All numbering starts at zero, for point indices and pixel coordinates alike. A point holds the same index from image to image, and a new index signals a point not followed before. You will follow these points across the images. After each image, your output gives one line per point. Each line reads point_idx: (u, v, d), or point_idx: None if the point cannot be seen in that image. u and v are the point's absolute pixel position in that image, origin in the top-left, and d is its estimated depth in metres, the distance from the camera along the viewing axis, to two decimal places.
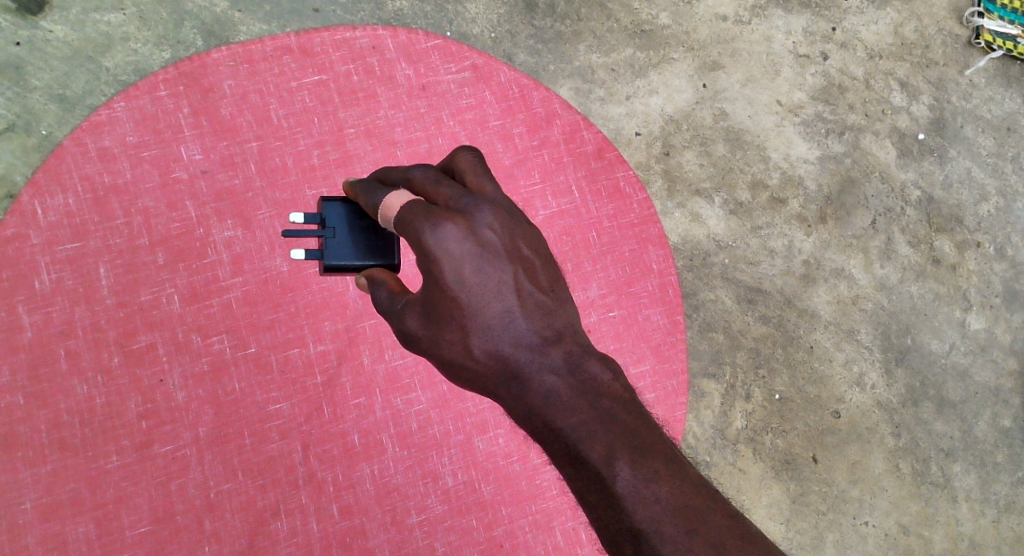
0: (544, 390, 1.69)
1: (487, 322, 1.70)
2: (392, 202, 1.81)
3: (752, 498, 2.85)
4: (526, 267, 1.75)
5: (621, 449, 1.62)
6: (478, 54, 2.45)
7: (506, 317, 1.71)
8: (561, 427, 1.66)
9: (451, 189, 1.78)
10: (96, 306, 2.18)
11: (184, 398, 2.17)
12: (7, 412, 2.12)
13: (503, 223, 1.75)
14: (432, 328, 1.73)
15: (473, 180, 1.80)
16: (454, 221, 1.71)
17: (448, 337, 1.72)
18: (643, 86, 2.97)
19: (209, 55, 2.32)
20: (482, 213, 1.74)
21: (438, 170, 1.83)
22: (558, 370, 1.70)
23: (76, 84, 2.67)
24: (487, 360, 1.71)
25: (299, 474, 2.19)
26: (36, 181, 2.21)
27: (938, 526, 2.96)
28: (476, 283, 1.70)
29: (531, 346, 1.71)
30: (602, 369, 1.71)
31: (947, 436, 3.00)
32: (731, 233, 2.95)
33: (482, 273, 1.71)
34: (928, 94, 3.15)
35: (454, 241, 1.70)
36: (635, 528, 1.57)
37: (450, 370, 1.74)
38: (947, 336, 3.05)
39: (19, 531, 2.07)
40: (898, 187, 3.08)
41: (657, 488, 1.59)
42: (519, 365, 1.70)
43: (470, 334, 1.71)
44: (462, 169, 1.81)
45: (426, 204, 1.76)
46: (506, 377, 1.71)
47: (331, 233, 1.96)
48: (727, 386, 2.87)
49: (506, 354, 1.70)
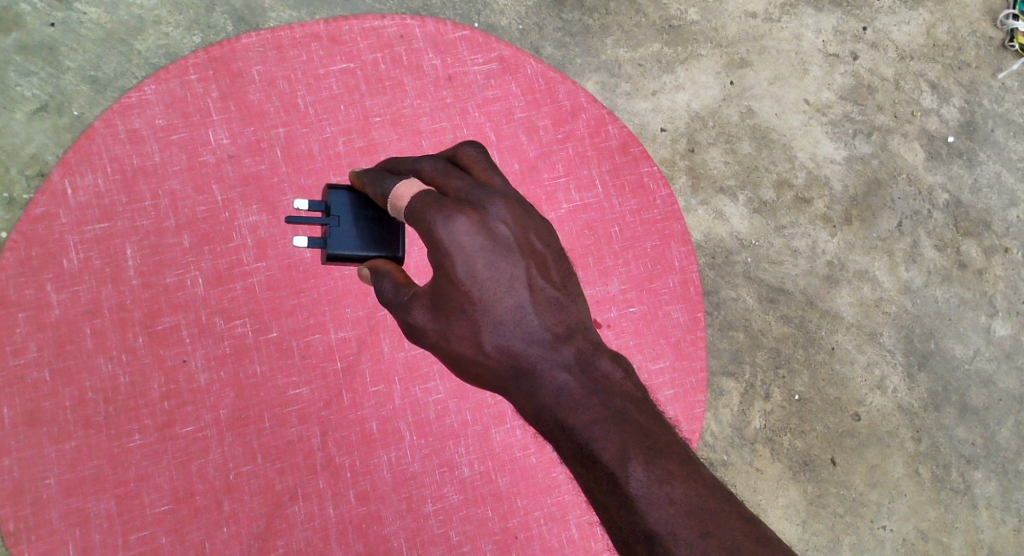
0: (555, 387, 1.70)
1: (498, 318, 1.72)
2: (402, 192, 1.79)
3: (768, 498, 2.84)
4: (538, 262, 1.76)
5: (634, 449, 1.63)
6: (505, 46, 2.45)
7: (518, 313, 1.72)
8: (573, 427, 1.67)
9: (461, 181, 1.79)
10: (122, 286, 2.20)
11: (205, 380, 2.19)
12: (33, 388, 2.15)
13: (515, 217, 1.76)
14: (441, 322, 1.73)
15: (481, 172, 1.81)
16: (466, 214, 1.72)
17: (458, 331, 1.72)
18: (670, 82, 2.96)
19: (239, 40, 2.34)
20: (497, 208, 1.75)
21: (446, 161, 1.83)
22: (570, 368, 1.71)
23: (107, 65, 2.68)
24: (498, 356, 1.72)
25: (317, 459, 2.20)
26: (66, 161, 2.23)
27: (957, 532, 2.93)
28: (488, 277, 1.71)
29: (542, 342, 1.72)
30: (613, 366, 1.73)
31: (969, 442, 2.98)
32: (755, 232, 2.93)
33: (495, 267, 1.72)
34: (959, 96, 3.11)
35: (466, 235, 1.71)
36: (649, 530, 1.57)
37: (457, 365, 1.75)
38: (972, 342, 3.02)
39: (42, 506, 2.11)
40: (925, 190, 3.05)
41: (671, 490, 1.59)
42: (531, 363, 1.72)
43: (481, 329, 1.71)
44: (467, 163, 1.82)
45: (436, 196, 1.76)
46: (516, 373, 1.72)
47: (335, 222, 1.96)
48: (746, 385, 2.86)
49: (518, 351, 1.72)
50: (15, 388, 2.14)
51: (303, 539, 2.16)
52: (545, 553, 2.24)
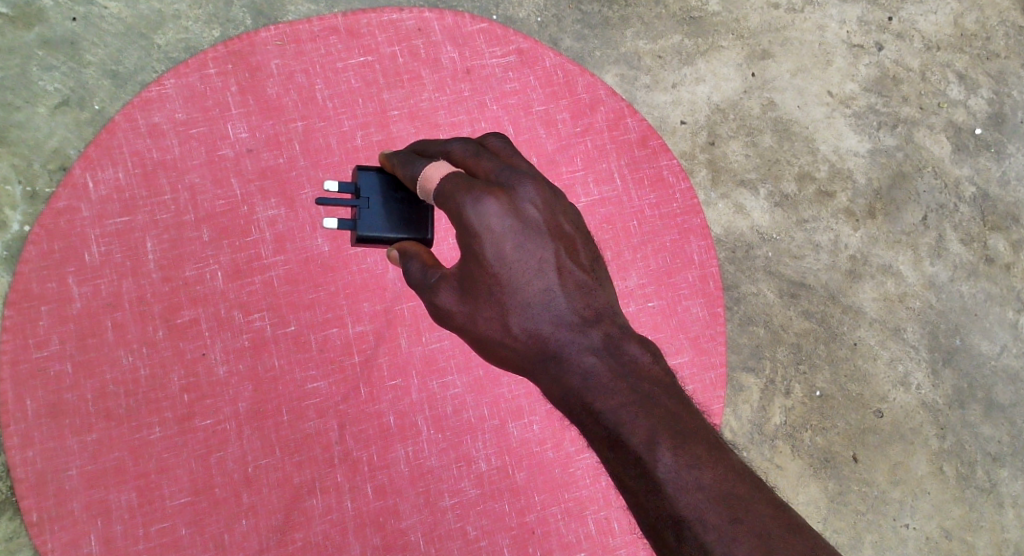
0: (582, 370, 1.70)
1: (527, 300, 1.71)
2: (430, 174, 1.79)
3: (789, 495, 2.80)
4: (567, 245, 1.75)
5: (662, 434, 1.62)
6: (524, 38, 2.43)
7: (546, 296, 1.72)
8: (600, 410, 1.66)
9: (492, 162, 1.78)
10: (142, 280, 2.21)
11: (225, 373, 2.20)
12: (55, 380, 2.16)
13: (544, 199, 1.74)
14: (469, 304, 1.72)
15: (510, 155, 1.81)
16: (496, 196, 1.71)
17: (485, 313, 1.72)
18: (690, 74, 2.92)
19: (257, 34, 2.33)
20: (527, 189, 1.74)
21: (475, 143, 1.83)
22: (598, 351, 1.71)
23: (128, 60, 2.68)
24: (525, 339, 1.72)
25: (335, 453, 2.20)
26: (87, 155, 2.24)
27: (981, 532, 2.89)
28: (517, 260, 1.71)
29: (570, 325, 1.72)
30: (641, 351, 1.73)
31: (995, 440, 2.93)
32: (776, 227, 2.90)
33: (523, 250, 1.71)
34: (986, 87, 3.07)
35: (496, 217, 1.70)
36: (678, 515, 1.56)
37: (484, 346, 1.75)
38: (998, 338, 2.98)
39: (64, 497, 2.12)
40: (951, 183, 3.01)
41: (700, 475, 1.58)
42: (558, 346, 1.71)
43: (508, 312, 1.71)
44: (497, 146, 1.82)
45: (466, 177, 1.76)
46: (544, 356, 1.72)
47: (365, 203, 1.96)
48: (766, 381, 2.82)
49: (545, 334, 1.72)
50: (38, 380, 2.15)
51: (321, 532, 2.16)
52: (562, 548, 2.23)
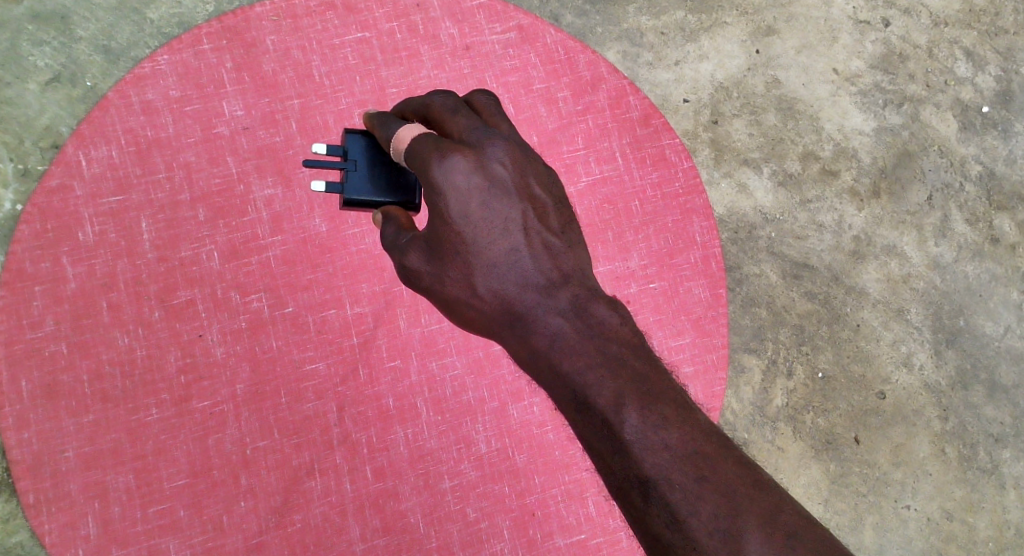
0: (549, 333, 1.71)
1: (491, 260, 1.73)
2: (403, 135, 1.81)
3: (790, 476, 2.78)
4: (536, 207, 1.77)
5: (629, 395, 1.63)
6: (524, 14, 2.39)
7: (512, 256, 1.73)
8: (567, 371, 1.67)
9: (467, 120, 1.79)
10: (137, 260, 2.18)
11: (222, 355, 2.17)
12: (50, 361, 2.13)
13: (514, 160, 1.77)
14: (435, 265, 1.74)
15: (491, 114, 1.81)
16: (464, 154, 1.73)
17: (451, 275, 1.73)
18: (693, 51, 2.89)
19: (253, 9, 2.29)
20: (496, 149, 1.76)
21: (457, 98, 1.83)
22: (565, 313, 1.72)
23: (120, 35, 2.63)
24: (492, 300, 1.73)
25: (334, 435, 2.18)
26: (80, 132, 2.20)
27: (983, 513, 2.87)
28: (481, 218, 1.73)
29: (537, 287, 1.73)
30: (609, 312, 1.73)
31: (997, 421, 2.91)
32: (780, 207, 2.87)
33: (490, 208, 1.73)
34: (994, 64, 3.03)
35: (461, 174, 1.72)
36: (644, 476, 1.58)
37: (450, 309, 1.76)
38: (1001, 319, 2.95)
39: (61, 479, 2.10)
40: (957, 162, 2.98)
41: (667, 435, 1.59)
42: (525, 307, 1.72)
43: (475, 272, 1.73)
44: (481, 103, 1.82)
45: (437, 137, 1.77)
46: (510, 318, 1.73)
47: (352, 167, 1.97)
48: (768, 362, 2.79)
49: (512, 296, 1.73)
50: (33, 360, 2.13)
51: (320, 514, 2.14)
52: (563, 531, 2.21)
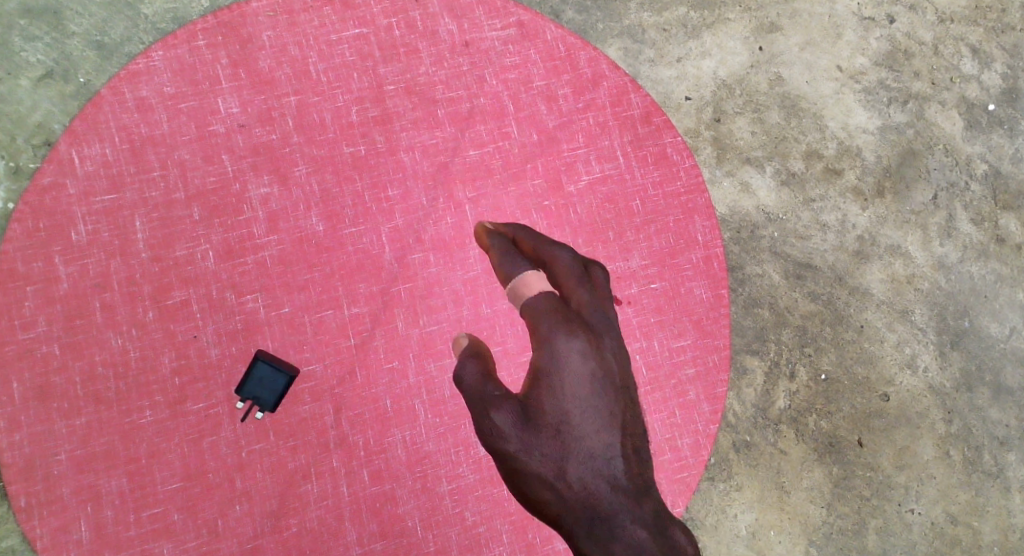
0: (631, 543, 1.52)
1: (582, 441, 1.58)
2: (529, 281, 1.77)
3: (792, 480, 2.75)
4: (630, 405, 1.64)
5: None
6: (524, 10, 2.35)
7: (602, 436, 1.59)
8: None
9: (588, 296, 1.75)
10: (131, 260, 2.15)
11: (217, 356, 2.14)
12: (42, 363, 2.10)
13: (622, 361, 1.68)
14: (524, 438, 1.60)
15: (606, 294, 1.79)
16: (581, 336, 1.66)
17: (543, 447, 1.59)
18: (695, 48, 2.86)
19: (248, 4, 2.26)
20: (610, 342, 1.68)
21: (583, 265, 1.84)
22: (649, 526, 1.54)
23: (114, 31, 2.60)
24: (576, 490, 1.56)
25: (330, 437, 2.15)
26: (73, 130, 2.18)
27: (987, 516, 2.81)
28: (578, 387, 1.61)
29: (625, 490, 1.56)
30: (686, 539, 1.56)
31: (1002, 424, 2.85)
32: (782, 206, 2.84)
33: (586, 378, 1.61)
34: (1001, 61, 2.98)
35: (567, 346, 1.64)
36: None
37: (521, 485, 1.61)
38: (1007, 320, 2.89)
39: (54, 482, 2.07)
40: (962, 161, 2.93)
41: None
42: (610, 508, 1.55)
43: (565, 452, 1.58)
44: (600, 280, 1.82)
45: (557, 300, 1.73)
46: (590, 515, 1.55)
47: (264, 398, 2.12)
48: (771, 364, 2.77)
49: (595, 492, 1.56)
50: (24, 362, 2.10)
51: (316, 518, 2.12)
52: (562, 535, 2.18)
